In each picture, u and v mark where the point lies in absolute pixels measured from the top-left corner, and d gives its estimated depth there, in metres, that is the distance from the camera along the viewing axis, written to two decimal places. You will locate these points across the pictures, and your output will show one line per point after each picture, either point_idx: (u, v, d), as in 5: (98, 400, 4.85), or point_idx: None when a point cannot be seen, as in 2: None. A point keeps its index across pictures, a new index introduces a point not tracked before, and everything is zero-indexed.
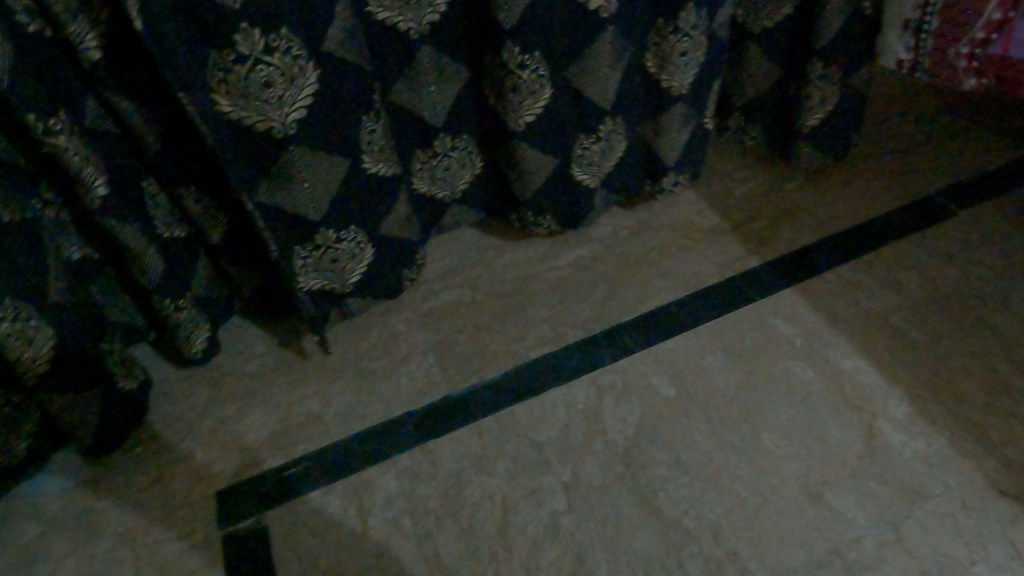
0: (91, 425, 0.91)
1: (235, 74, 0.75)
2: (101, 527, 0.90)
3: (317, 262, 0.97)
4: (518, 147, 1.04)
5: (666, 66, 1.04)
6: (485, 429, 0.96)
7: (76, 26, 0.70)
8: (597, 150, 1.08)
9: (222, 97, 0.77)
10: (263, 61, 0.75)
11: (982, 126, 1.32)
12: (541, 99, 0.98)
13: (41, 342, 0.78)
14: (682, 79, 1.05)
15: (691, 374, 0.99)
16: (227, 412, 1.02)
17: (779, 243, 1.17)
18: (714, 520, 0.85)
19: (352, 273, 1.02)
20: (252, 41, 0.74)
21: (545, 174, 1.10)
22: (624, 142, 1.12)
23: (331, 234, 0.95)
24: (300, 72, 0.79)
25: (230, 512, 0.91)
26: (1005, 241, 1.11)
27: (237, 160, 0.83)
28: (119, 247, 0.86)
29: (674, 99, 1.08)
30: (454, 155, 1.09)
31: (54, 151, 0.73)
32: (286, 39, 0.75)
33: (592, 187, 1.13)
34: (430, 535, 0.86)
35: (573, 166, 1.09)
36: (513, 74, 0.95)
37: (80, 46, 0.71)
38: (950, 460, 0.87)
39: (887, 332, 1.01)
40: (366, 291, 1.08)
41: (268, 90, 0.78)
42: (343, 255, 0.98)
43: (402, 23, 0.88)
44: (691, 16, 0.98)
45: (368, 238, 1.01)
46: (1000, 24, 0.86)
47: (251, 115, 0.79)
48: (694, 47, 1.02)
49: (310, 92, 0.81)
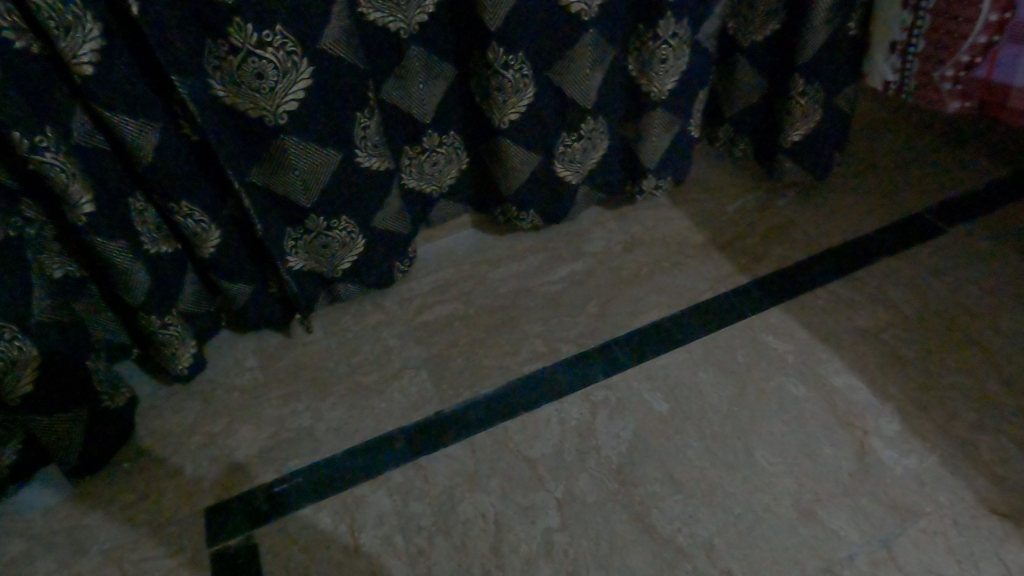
0: (75, 445, 0.90)
1: (229, 63, 0.78)
2: (88, 544, 0.89)
3: (307, 246, 1.02)
4: (500, 143, 1.05)
5: (645, 72, 1.05)
6: (478, 445, 0.96)
7: (69, 41, 0.69)
8: (580, 148, 1.10)
9: (216, 81, 0.80)
10: (256, 54, 0.77)
11: (970, 143, 1.34)
12: (525, 99, 0.99)
13: (25, 364, 0.77)
14: (660, 88, 1.06)
15: (685, 391, 0.99)
16: (218, 426, 1.01)
17: (772, 258, 1.18)
18: (708, 538, 0.84)
19: (341, 261, 1.05)
20: (245, 34, 0.75)
21: (531, 169, 1.10)
22: (608, 140, 1.13)
23: (321, 221, 0.99)
24: (294, 67, 0.80)
25: (215, 531, 0.89)
26: (994, 259, 1.13)
27: (238, 138, 0.86)
28: (105, 264, 0.85)
29: (653, 103, 1.08)
30: (443, 150, 1.09)
31: (41, 168, 0.72)
32: (281, 36, 0.77)
33: (575, 184, 1.15)
34: (422, 553, 0.86)
35: (557, 164, 1.10)
36: (498, 74, 0.94)
37: (72, 62, 0.70)
38: (942, 478, 0.87)
39: (879, 348, 1.02)
40: (357, 279, 1.11)
41: (260, 82, 0.79)
42: (333, 242, 1.02)
43: (393, 24, 0.88)
44: (673, 23, 0.98)
45: (359, 228, 1.03)
46: (986, 47, 0.88)
47: (246, 102, 0.82)
48: (673, 55, 1.02)
49: (303, 86, 0.82)
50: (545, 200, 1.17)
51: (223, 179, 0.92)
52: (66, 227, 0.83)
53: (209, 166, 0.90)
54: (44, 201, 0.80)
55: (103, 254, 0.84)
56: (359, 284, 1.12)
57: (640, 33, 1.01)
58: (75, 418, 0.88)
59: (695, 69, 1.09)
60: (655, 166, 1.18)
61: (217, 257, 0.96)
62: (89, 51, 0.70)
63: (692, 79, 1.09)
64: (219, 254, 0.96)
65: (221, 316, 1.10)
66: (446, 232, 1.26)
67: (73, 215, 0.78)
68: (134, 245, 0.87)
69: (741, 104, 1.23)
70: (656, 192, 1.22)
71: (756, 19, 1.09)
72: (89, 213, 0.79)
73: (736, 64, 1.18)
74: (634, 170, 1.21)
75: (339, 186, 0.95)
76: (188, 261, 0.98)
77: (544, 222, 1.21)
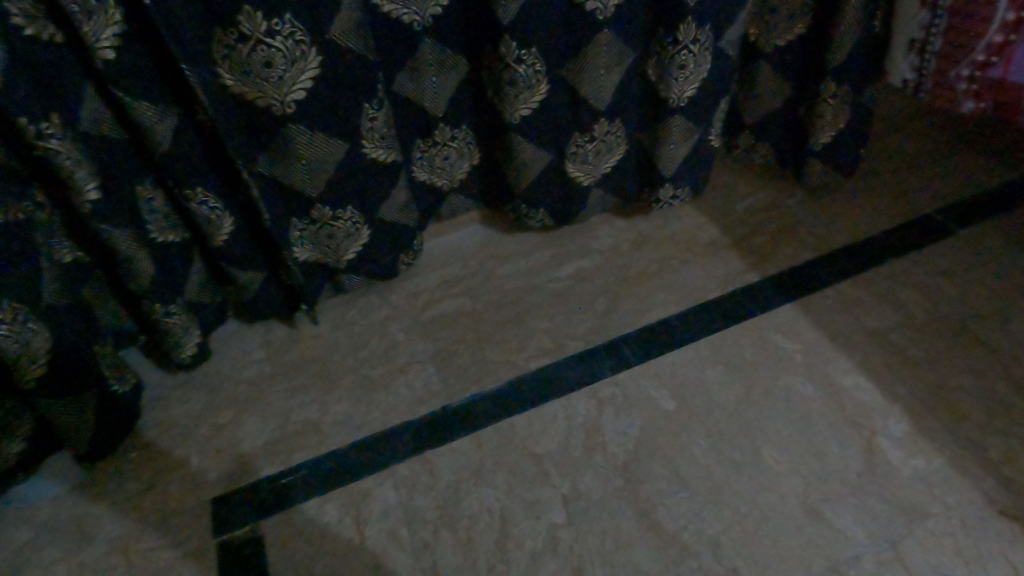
0: (80, 435, 0.90)
1: (239, 52, 0.78)
2: (94, 532, 0.89)
3: (312, 236, 1.01)
4: (512, 139, 1.05)
5: (664, 76, 1.04)
6: (484, 439, 0.96)
7: (90, 25, 0.70)
8: (593, 150, 1.09)
9: (225, 71, 0.80)
10: (265, 42, 0.77)
11: (981, 145, 1.33)
12: (539, 92, 0.98)
13: (38, 350, 0.78)
14: (680, 92, 1.05)
15: (692, 388, 0.99)
16: (225, 418, 1.01)
17: (780, 257, 1.17)
18: (713, 535, 0.84)
19: (346, 251, 1.05)
20: (255, 23, 0.75)
21: (540, 167, 1.10)
22: (623, 145, 1.12)
23: (327, 212, 0.99)
24: (302, 57, 0.80)
25: (221, 521, 0.90)
26: (1004, 261, 1.12)
27: (239, 134, 0.86)
28: (110, 251, 0.86)
29: (672, 110, 1.08)
30: (454, 146, 1.09)
31: (46, 155, 0.73)
32: (291, 24, 0.77)
33: (588, 184, 1.14)
34: (427, 546, 0.86)
35: (567, 163, 1.09)
36: (509, 68, 0.95)
37: (95, 49, 0.71)
38: (949, 479, 0.87)
39: (887, 349, 1.02)
40: (366, 271, 1.11)
41: (269, 70, 0.80)
42: (339, 232, 1.02)
43: (407, 15, 0.88)
44: (694, 28, 0.97)
45: (365, 219, 1.03)
46: (1001, 47, 0.88)
47: (253, 91, 0.82)
48: (694, 60, 1.01)
49: (311, 75, 0.82)
50: (555, 200, 1.16)
51: (233, 172, 0.93)
52: (73, 214, 0.83)
53: (218, 155, 0.90)
54: (51, 188, 0.80)
55: (109, 242, 0.84)
56: (366, 275, 1.12)
57: (658, 37, 1.00)
58: (84, 403, 0.88)
59: (717, 76, 1.07)
60: (670, 173, 1.17)
61: (227, 246, 0.96)
62: (108, 36, 0.71)
63: (715, 82, 1.08)
64: (225, 245, 0.96)
65: (227, 305, 1.11)
66: (452, 227, 1.26)
67: (78, 204, 0.79)
68: (141, 234, 0.88)
69: (752, 104, 1.22)
70: (673, 202, 1.23)
71: (779, 24, 1.09)
72: (95, 201, 0.79)
73: (758, 71, 1.17)
74: (652, 178, 1.20)
75: (345, 177, 0.95)
76: (195, 249, 0.99)
77: (553, 221, 1.21)
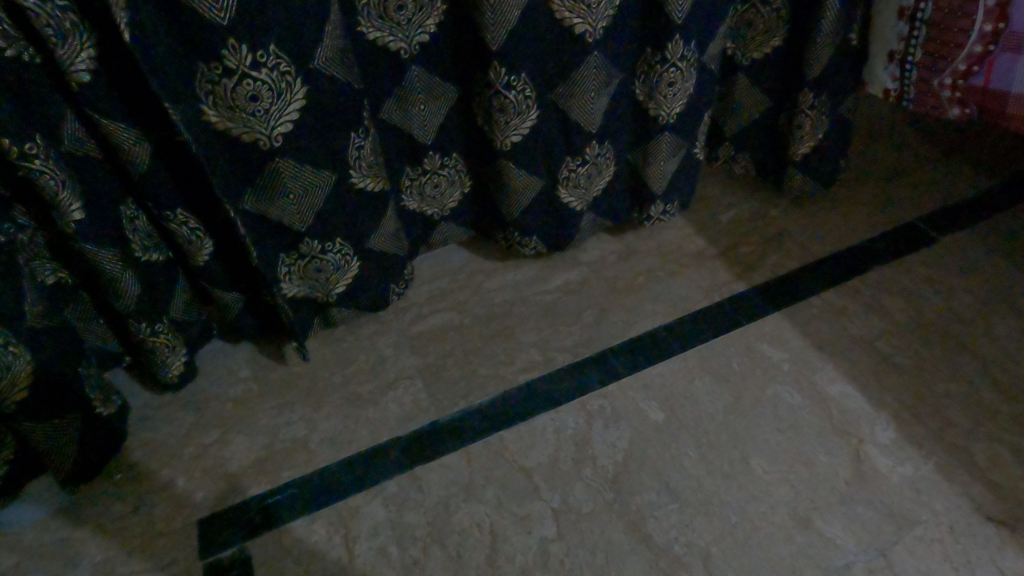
0: (66, 457, 0.89)
1: (222, 88, 0.77)
2: (77, 558, 0.88)
3: (300, 272, 1.00)
4: (503, 165, 1.05)
5: (653, 95, 1.04)
6: (473, 455, 0.95)
7: (65, 48, 0.69)
8: (584, 174, 1.09)
9: (209, 107, 0.79)
10: (251, 75, 0.77)
11: (962, 152, 1.35)
12: (525, 121, 0.99)
13: (17, 375, 0.77)
14: (669, 110, 1.06)
15: (680, 399, 1.00)
16: (211, 437, 1.00)
17: (765, 267, 1.18)
18: (703, 547, 0.84)
19: (337, 284, 1.04)
20: (239, 56, 0.75)
21: (532, 195, 1.10)
22: (612, 167, 1.13)
23: (316, 245, 0.97)
24: (287, 88, 0.80)
25: (209, 543, 0.89)
26: (985, 267, 1.14)
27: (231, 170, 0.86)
28: (94, 272, 0.85)
29: (662, 126, 1.09)
30: (444, 174, 1.11)
31: (30, 175, 0.72)
32: (274, 56, 0.77)
33: (579, 210, 1.14)
34: (417, 564, 0.85)
35: (559, 188, 1.09)
36: (500, 94, 0.95)
37: (69, 69, 0.71)
38: (937, 486, 0.87)
39: (874, 358, 1.02)
40: (354, 303, 1.09)
41: (255, 104, 0.80)
42: (326, 266, 1.00)
43: (392, 43, 0.89)
44: (681, 45, 0.98)
45: (354, 251, 1.02)
46: (981, 56, 0.90)
47: (239, 126, 0.81)
48: (681, 78, 1.02)
49: (297, 108, 0.83)
50: (544, 229, 1.16)
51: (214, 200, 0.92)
52: (56, 236, 0.83)
53: (196, 181, 0.90)
54: (34, 209, 0.79)
55: (93, 262, 0.84)
56: (354, 308, 1.10)
57: (647, 56, 1.01)
58: (69, 422, 0.87)
59: (702, 90, 1.09)
60: (660, 189, 1.17)
61: (213, 264, 0.97)
62: (83, 60, 0.71)
63: (699, 99, 1.09)
64: (212, 261, 0.97)
65: (213, 324, 1.10)
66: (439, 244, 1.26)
67: (63, 222, 0.78)
68: (126, 254, 0.87)
69: (738, 120, 1.24)
70: (663, 218, 1.23)
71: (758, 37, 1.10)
72: (79, 220, 0.79)
73: (736, 79, 1.18)
74: (640, 197, 1.20)
75: (335, 203, 0.95)
76: (181, 268, 0.99)
77: (546, 249, 1.20)
